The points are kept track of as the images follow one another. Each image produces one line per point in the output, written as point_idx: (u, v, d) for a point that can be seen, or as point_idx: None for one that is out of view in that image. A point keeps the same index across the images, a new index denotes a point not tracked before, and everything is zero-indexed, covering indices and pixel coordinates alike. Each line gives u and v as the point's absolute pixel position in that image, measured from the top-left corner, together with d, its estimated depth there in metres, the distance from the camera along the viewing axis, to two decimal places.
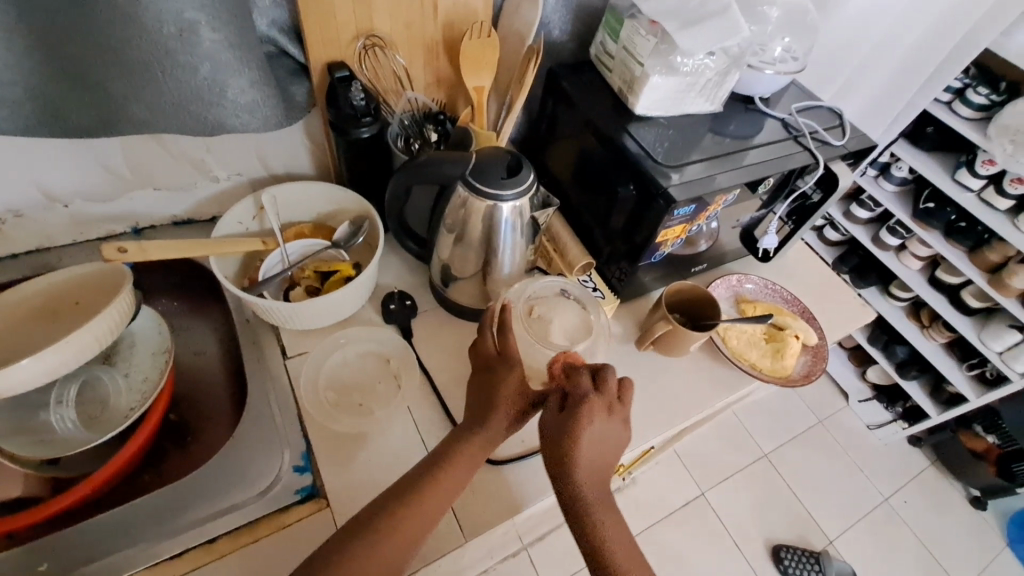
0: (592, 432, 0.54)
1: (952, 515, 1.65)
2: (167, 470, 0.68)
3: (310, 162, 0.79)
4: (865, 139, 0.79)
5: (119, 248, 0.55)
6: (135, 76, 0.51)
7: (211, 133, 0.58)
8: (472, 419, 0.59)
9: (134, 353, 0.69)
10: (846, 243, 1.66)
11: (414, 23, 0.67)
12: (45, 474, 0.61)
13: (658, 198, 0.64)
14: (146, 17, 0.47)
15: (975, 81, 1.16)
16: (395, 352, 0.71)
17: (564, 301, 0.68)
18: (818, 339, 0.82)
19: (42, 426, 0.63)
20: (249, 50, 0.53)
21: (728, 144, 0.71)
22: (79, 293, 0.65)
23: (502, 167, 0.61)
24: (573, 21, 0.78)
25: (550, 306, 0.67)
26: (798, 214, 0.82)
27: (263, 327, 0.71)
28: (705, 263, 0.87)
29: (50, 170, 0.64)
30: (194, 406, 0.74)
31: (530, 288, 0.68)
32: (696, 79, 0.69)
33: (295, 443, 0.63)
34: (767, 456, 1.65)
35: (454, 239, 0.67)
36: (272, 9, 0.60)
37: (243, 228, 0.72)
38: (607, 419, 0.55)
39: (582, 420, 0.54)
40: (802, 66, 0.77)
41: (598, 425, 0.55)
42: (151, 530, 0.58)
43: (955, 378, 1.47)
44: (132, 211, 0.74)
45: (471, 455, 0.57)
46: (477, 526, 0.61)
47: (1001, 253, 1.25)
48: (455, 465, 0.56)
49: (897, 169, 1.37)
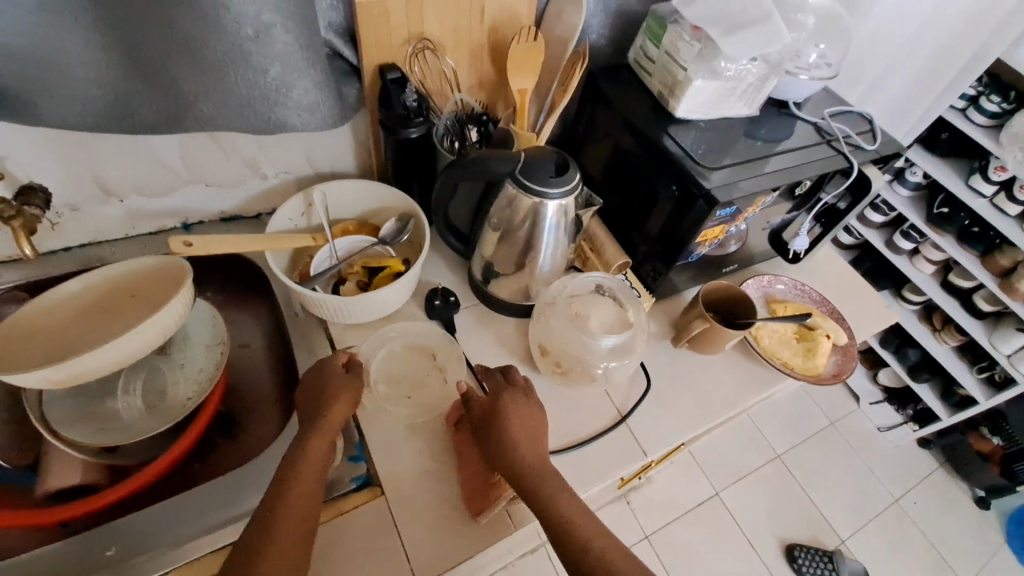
0: (521, 422, 0.59)
1: (962, 517, 1.67)
2: (216, 460, 0.70)
3: (354, 161, 0.81)
4: (895, 144, 0.81)
5: (185, 241, 0.57)
6: (207, 75, 0.52)
7: (270, 132, 0.60)
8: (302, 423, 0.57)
9: (189, 345, 0.70)
10: (859, 247, 1.68)
11: (462, 27, 0.70)
12: (105, 461, 0.63)
13: (699, 199, 0.66)
14: (226, 19, 0.48)
15: (988, 89, 1.18)
16: (437, 347, 0.73)
17: (601, 299, 0.72)
18: (847, 339, 0.83)
19: (109, 413, 0.66)
20: (315, 51, 0.55)
21: (760, 147, 0.73)
22: (136, 286, 0.67)
23: (550, 166, 0.63)
24: (611, 26, 0.80)
25: (590, 302, 0.71)
26: (827, 216, 0.84)
27: (310, 321, 0.73)
28: (735, 264, 0.89)
29: (108, 166, 0.66)
30: (240, 397, 0.76)
31: (570, 284, 0.72)
32: (737, 83, 0.71)
33: (348, 433, 0.66)
34: (779, 456, 1.67)
35: (499, 237, 0.69)
36: (330, 11, 0.62)
37: (293, 224, 0.73)
38: (529, 411, 0.60)
39: (507, 406, 0.60)
40: (835, 72, 0.79)
41: (520, 415, 0.60)
42: (212, 514, 0.60)
43: (966, 381, 1.49)
44: (182, 207, 0.76)
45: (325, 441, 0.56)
46: (524, 515, 0.61)
47: (1013, 258, 1.27)
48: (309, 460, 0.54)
49: (911, 174, 1.39)
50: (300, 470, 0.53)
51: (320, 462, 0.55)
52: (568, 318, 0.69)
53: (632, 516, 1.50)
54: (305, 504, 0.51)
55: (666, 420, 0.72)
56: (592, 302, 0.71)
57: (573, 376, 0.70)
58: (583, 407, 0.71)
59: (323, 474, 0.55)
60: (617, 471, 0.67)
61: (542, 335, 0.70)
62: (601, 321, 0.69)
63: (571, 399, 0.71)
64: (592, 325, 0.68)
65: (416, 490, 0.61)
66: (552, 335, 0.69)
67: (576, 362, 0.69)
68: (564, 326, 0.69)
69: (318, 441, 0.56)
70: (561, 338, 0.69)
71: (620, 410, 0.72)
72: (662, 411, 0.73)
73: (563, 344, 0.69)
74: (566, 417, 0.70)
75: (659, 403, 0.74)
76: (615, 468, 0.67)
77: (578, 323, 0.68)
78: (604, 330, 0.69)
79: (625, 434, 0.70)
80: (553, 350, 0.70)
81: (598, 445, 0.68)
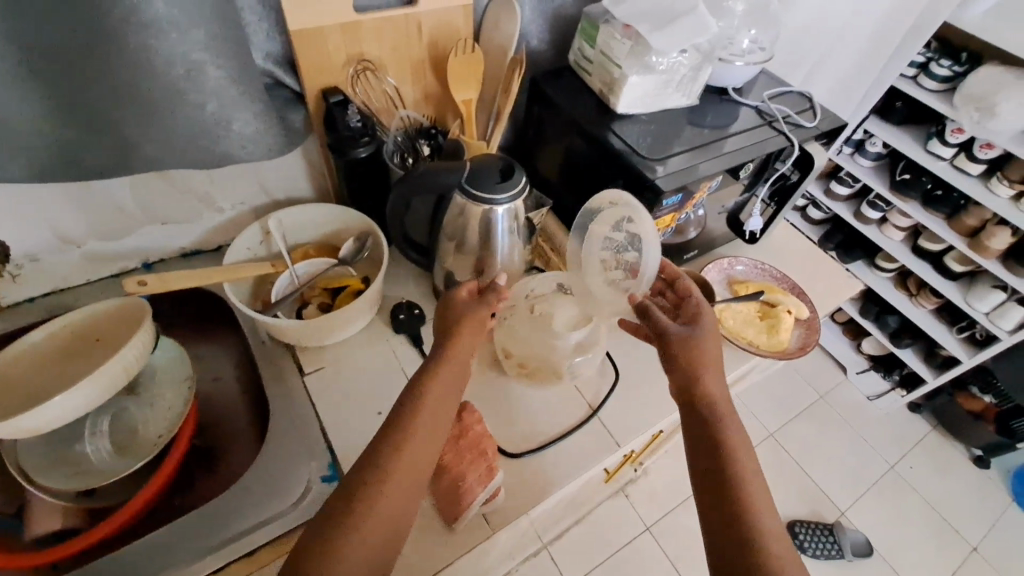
0: (701, 343, 0.55)
1: (959, 476, 1.69)
2: (197, 493, 0.70)
3: (310, 185, 0.82)
4: (836, 119, 0.83)
5: (140, 281, 0.59)
6: (144, 117, 0.53)
7: (217, 165, 0.61)
8: (426, 365, 0.55)
9: (157, 382, 0.71)
10: (830, 221, 1.70)
11: (401, 45, 0.71)
12: (85, 504, 0.63)
13: (646, 190, 0.68)
14: (155, 60, 0.49)
15: (937, 53, 1.20)
16: (405, 361, 0.73)
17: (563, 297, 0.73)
18: (810, 312, 0.85)
19: (81, 456, 0.66)
20: (251, 83, 0.56)
21: (708, 134, 0.75)
22: (100, 329, 0.67)
23: (495, 171, 0.64)
24: (550, 30, 0.82)
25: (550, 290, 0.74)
26: (780, 193, 0.86)
27: (278, 347, 0.74)
28: (696, 250, 0.90)
29: (61, 215, 0.66)
30: (216, 430, 0.76)
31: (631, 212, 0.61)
32: (672, 76, 0.73)
33: (321, 455, 0.65)
34: (773, 435, 1.69)
35: (455, 246, 0.70)
36: (267, 42, 0.63)
37: (251, 253, 0.74)
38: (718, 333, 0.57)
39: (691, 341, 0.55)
40: (770, 55, 0.82)
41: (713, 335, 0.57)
42: (195, 546, 0.60)
43: (947, 341, 1.51)
44: (142, 247, 0.77)
45: (452, 388, 0.54)
46: (502, 519, 0.62)
47: (978, 217, 1.30)
48: (430, 406, 0.52)
49: (871, 144, 1.41)
50: (418, 419, 0.51)
51: (435, 414, 0.52)
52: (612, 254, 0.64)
53: (632, 509, 1.51)
54: (415, 469, 0.48)
55: (640, 409, 0.73)
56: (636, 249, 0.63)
57: (542, 373, 0.71)
58: (554, 404, 0.72)
59: (443, 431, 0.52)
60: (593, 465, 0.68)
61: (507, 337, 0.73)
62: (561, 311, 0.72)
63: (541, 399, 0.72)
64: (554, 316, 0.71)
65: None
66: (515, 332, 0.72)
67: (541, 359, 0.71)
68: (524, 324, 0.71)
69: (442, 383, 0.54)
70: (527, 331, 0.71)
71: (591, 404, 0.73)
72: (635, 401, 0.74)
73: (528, 342, 0.71)
74: (538, 417, 0.71)
75: (631, 394, 0.75)
76: (592, 462, 0.68)
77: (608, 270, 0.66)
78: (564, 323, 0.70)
79: (598, 427, 0.71)
80: (516, 350, 0.71)
81: (573, 441, 0.69)
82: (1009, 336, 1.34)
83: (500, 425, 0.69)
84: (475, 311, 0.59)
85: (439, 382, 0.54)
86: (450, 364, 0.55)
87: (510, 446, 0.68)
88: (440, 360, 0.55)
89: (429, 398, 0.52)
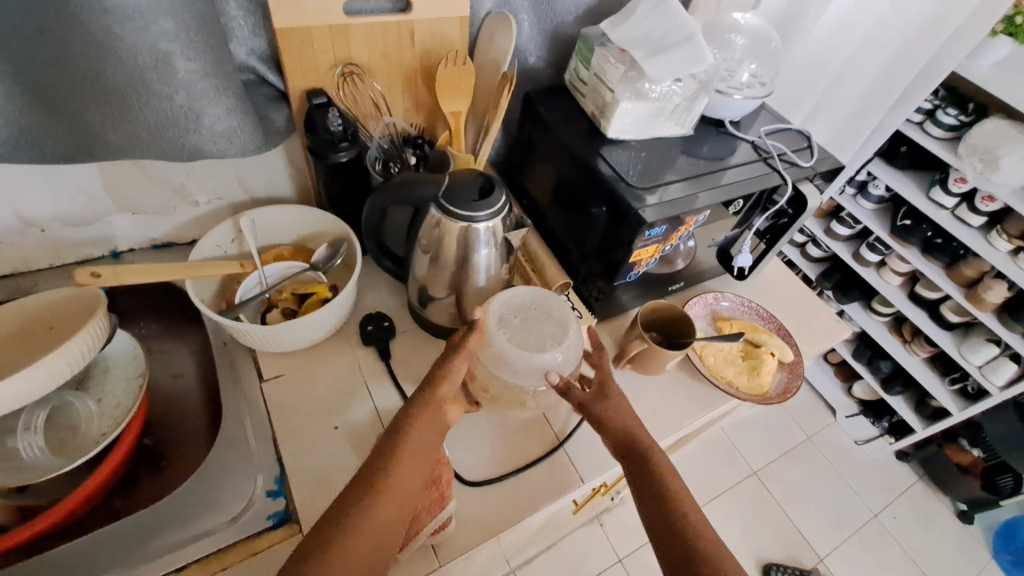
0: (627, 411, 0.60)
1: (943, 530, 1.64)
2: (138, 496, 0.67)
3: (290, 184, 0.80)
4: (833, 160, 0.81)
5: (93, 273, 0.56)
6: (110, 104, 0.52)
7: (188, 159, 0.59)
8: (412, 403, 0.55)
9: (107, 377, 0.68)
10: (829, 259, 1.66)
11: (391, 53, 0.69)
12: (12, 502, 0.60)
13: (630, 219, 0.65)
14: (121, 47, 0.48)
15: (945, 102, 1.19)
16: (369, 374, 0.71)
17: (542, 316, 0.66)
18: (794, 355, 0.83)
19: (10, 453, 0.62)
20: (226, 78, 0.54)
21: (701, 165, 0.73)
22: (53, 317, 0.65)
23: (474, 189, 0.61)
24: (548, 48, 0.81)
25: (521, 318, 0.65)
26: (772, 231, 0.83)
27: (240, 349, 0.71)
28: (682, 282, 0.88)
29: (24, 196, 0.64)
30: (168, 431, 0.73)
31: (507, 299, 0.65)
32: (665, 104, 0.71)
33: (269, 467, 0.62)
34: (756, 473, 1.65)
35: (430, 260, 0.67)
36: (251, 38, 0.62)
37: (221, 250, 0.72)
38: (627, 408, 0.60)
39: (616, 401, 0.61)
40: (770, 90, 0.81)
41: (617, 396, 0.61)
42: (126, 556, 0.57)
43: (938, 392, 1.49)
44: (111, 235, 0.74)
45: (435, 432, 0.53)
46: (452, 550, 0.60)
47: (976, 268, 1.28)
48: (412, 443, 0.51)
49: (874, 187, 1.40)
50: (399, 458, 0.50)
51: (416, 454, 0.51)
52: (507, 329, 0.63)
53: (606, 539, 1.46)
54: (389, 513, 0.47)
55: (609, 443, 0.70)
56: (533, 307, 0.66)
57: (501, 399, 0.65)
58: (519, 432, 0.70)
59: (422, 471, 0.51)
60: (555, 499, 0.65)
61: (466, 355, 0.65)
62: (523, 337, 0.62)
63: (507, 426, 0.70)
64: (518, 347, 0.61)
65: None
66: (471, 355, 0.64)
67: (509, 390, 0.64)
68: (488, 362, 0.62)
69: (425, 422, 0.53)
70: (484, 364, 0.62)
71: (558, 436, 0.70)
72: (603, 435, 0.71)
73: (493, 372, 0.63)
74: (504, 444, 0.68)
75: None
76: (551, 495, 0.65)
77: (521, 329, 0.64)
78: (530, 349, 0.62)
79: (563, 460, 0.68)
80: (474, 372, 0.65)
81: (534, 471, 0.67)
82: (999, 392, 1.32)
83: (462, 450, 0.67)
84: (459, 361, 0.58)
85: (421, 421, 0.53)
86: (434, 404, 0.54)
87: (467, 473, 0.65)
88: (421, 407, 0.54)
89: (410, 440, 0.51)
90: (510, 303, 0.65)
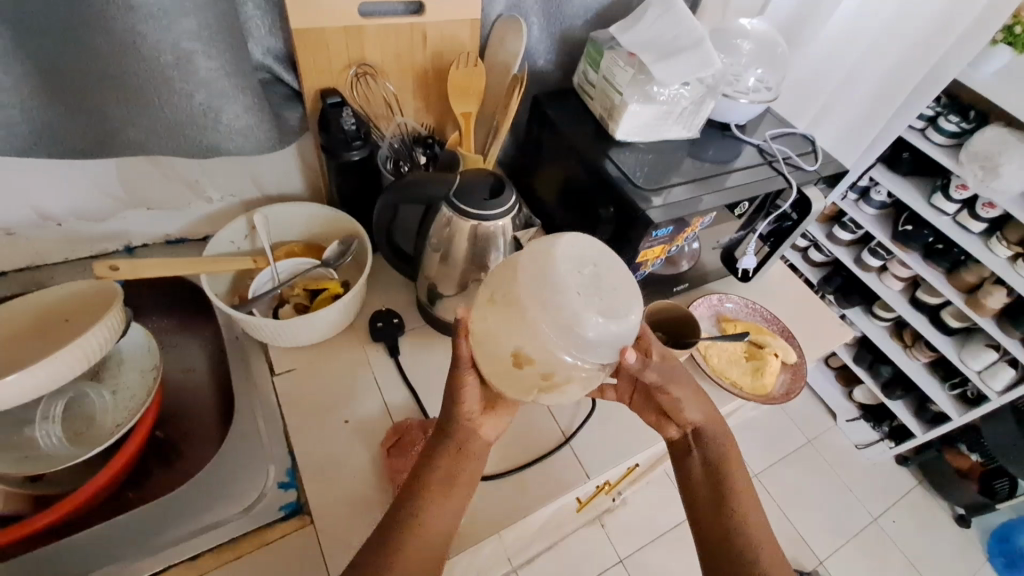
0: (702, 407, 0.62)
1: (941, 535, 1.65)
2: (151, 487, 0.68)
3: (302, 182, 0.81)
4: (836, 165, 0.82)
5: (112, 265, 0.57)
6: (131, 101, 0.53)
7: (204, 156, 0.60)
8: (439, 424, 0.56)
9: (121, 369, 0.69)
10: (831, 264, 1.67)
11: (404, 54, 0.70)
12: (29, 491, 0.62)
13: (637, 220, 0.66)
14: (144, 45, 0.49)
15: (947, 109, 1.20)
16: (378, 370, 0.72)
17: (599, 271, 0.48)
18: (797, 357, 0.84)
19: (29, 442, 0.64)
20: (244, 77, 0.55)
21: (707, 168, 0.74)
22: (69, 310, 0.66)
23: (485, 188, 0.62)
24: (557, 51, 0.82)
25: (584, 278, 0.47)
26: (776, 235, 0.84)
27: (251, 344, 0.72)
28: (687, 283, 0.89)
29: (43, 191, 0.65)
30: (180, 424, 0.74)
31: (574, 242, 0.49)
32: (672, 107, 0.73)
33: (280, 459, 0.63)
34: (756, 476, 1.65)
35: (440, 258, 0.68)
36: (268, 38, 0.63)
37: (234, 246, 0.74)
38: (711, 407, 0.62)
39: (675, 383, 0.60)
40: (775, 95, 0.82)
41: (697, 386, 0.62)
42: (142, 544, 0.58)
43: (937, 397, 1.49)
44: (126, 230, 0.76)
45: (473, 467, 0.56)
46: (460, 541, 0.61)
47: (976, 274, 1.29)
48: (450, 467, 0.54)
49: (876, 193, 1.41)
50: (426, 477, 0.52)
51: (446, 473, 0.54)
52: (576, 282, 0.47)
53: (607, 539, 1.47)
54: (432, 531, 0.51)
55: (614, 440, 0.71)
56: (600, 261, 0.49)
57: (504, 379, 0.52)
58: (525, 428, 0.71)
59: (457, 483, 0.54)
60: (560, 494, 0.66)
61: (497, 303, 0.50)
62: (595, 300, 0.46)
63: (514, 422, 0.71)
64: (589, 308, 0.46)
65: (348, 517, 0.59)
66: (516, 296, 0.48)
67: (543, 357, 0.49)
68: (543, 322, 0.47)
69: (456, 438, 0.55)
70: (531, 318, 0.47)
71: (564, 432, 0.71)
72: (607, 431, 0.72)
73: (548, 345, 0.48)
74: (511, 439, 0.69)
75: (608, 423, 0.73)
76: (556, 491, 0.66)
77: (591, 280, 0.47)
78: (601, 311, 0.47)
79: (569, 456, 0.69)
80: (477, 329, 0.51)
81: (539, 468, 0.67)
82: (998, 397, 1.32)
83: None
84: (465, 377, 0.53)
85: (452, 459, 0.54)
86: (468, 437, 0.55)
87: None
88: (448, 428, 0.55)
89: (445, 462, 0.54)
90: (578, 247, 0.49)
